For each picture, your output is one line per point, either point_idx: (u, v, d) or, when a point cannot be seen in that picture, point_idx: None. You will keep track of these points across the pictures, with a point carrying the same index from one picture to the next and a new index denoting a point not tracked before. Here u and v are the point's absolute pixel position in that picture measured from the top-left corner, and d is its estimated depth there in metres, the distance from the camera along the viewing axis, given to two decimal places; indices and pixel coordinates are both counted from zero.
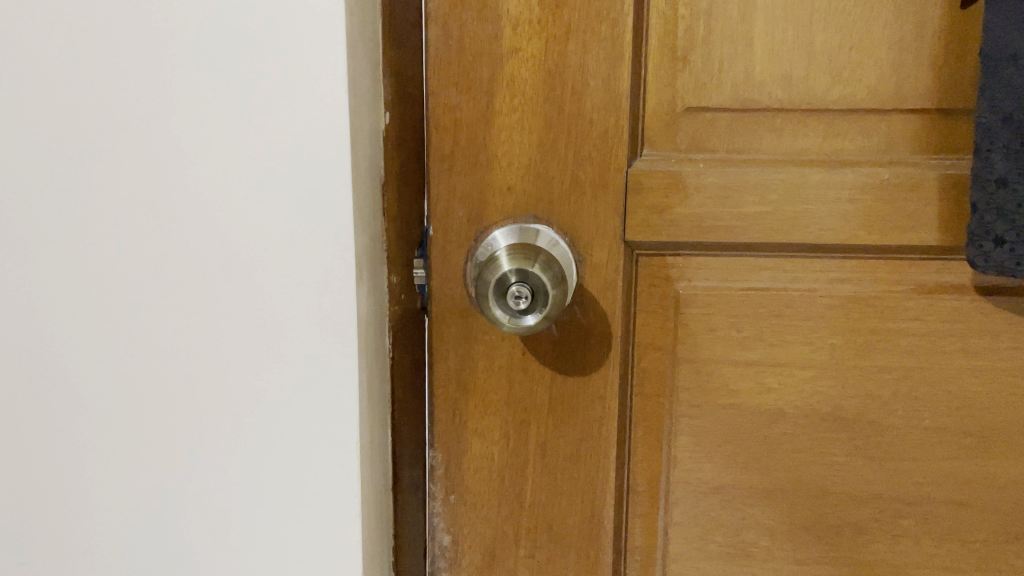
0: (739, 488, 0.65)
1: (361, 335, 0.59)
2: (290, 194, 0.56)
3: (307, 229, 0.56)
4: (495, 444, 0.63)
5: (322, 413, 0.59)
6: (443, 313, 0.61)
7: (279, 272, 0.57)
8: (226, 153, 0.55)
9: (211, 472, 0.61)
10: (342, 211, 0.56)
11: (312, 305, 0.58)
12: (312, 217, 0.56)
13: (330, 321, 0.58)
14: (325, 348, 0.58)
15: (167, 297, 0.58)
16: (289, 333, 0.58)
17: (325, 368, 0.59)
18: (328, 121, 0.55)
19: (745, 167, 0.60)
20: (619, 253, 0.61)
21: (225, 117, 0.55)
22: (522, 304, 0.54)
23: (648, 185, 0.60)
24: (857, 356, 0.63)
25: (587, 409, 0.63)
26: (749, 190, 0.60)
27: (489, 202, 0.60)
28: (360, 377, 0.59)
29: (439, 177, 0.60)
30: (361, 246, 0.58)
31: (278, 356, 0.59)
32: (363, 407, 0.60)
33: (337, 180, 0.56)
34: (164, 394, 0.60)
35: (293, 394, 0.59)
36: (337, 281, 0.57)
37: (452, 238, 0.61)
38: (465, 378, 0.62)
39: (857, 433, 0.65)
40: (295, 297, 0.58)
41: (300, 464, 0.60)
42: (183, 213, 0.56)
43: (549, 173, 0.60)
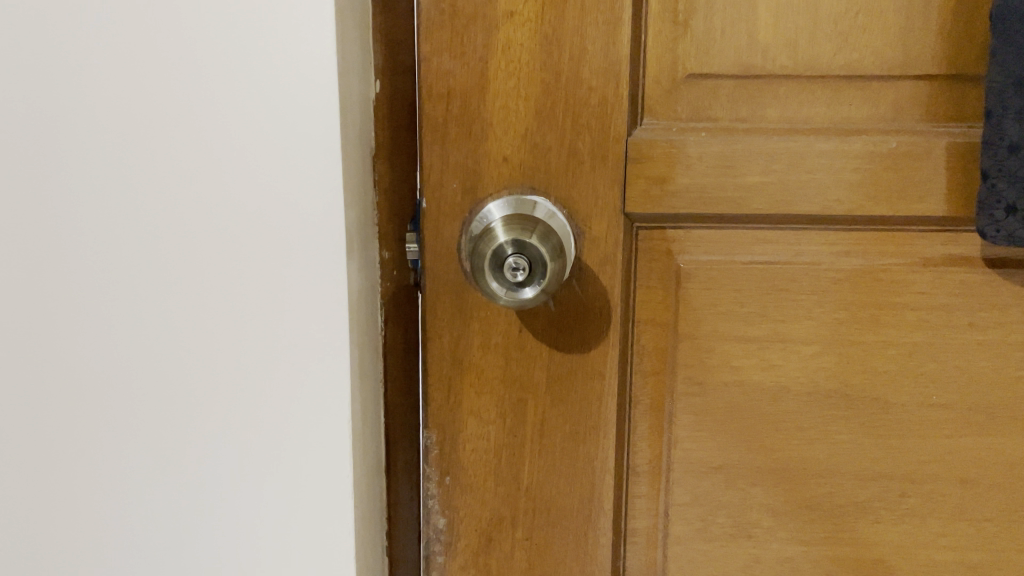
0: (741, 468, 0.64)
1: (352, 313, 0.57)
2: (278, 166, 0.53)
3: (297, 200, 0.54)
4: (491, 424, 0.61)
5: (314, 390, 0.57)
6: (437, 289, 0.59)
7: (268, 248, 0.55)
8: (211, 125, 0.53)
9: (203, 451, 0.59)
10: (331, 184, 0.54)
11: (303, 283, 0.56)
12: (300, 191, 0.54)
13: (320, 299, 0.56)
14: (315, 326, 0.56)
15: (154, 271, 0.56)
16: (279, 311, 0.56)
17: (316, 347, 0.57)
18: (316, 87, 0.52)
19: (750, 137, 0.58)
20: (619, 226, 0.59)
21: (211, 82, 0.52)
22: (520, 276, 0.52)
23: (649, 155, 0.58)
24: (863, 332, 0.62)
25: (587, 387, 0.61)
26: (754, 160, 0.58)
27: (484, 173, 0.58)
28: (352, 354, 0.57)
29: (433, 148, 0.57)
30: (351, 220, 0.56)
31: (269, 334, 0.56)
32: (355, 384, 0.58)
33: (326, 152, 0.53)
34: (152, 377, 0.58)
35: (283, 375, 0.57)
36: (327, 257, 0.55)
37: (446, 211, 0.58)
38: (460, 356, 0.60)
39: (863, 411, 0.63)
40: (284, 274, 0.55)
41: (293, 442, 0.58)
42: (169, 183, 0.54)
43: (546, 142, 0.57)
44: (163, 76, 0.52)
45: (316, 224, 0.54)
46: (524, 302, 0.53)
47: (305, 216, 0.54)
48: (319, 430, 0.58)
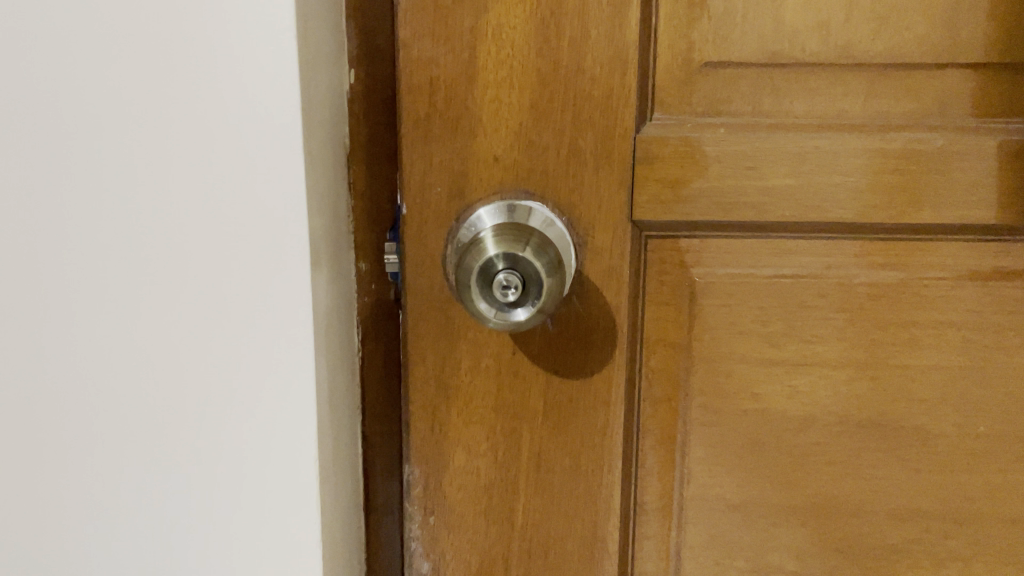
0: (762, 505, 0.57)
1: (320, 341, 0.49)
2: (228, 169, 0.45)
3: (252, 203, 0.45)
4: (481, 457, 0.54)
5: (275, 426, 0.49)
6: (419, 306, 0.52)
7: (219, 266, 0.47)
8: (151, 120, 0.44)
9: (151, 494, 0.51)
10: (290, 193, 0.45)
11: (260, 309, 0.47)
12: (255, 200, 0.45)
13: (281, 327, 0.47)
14: (276, 358, 0.48)
15: (92, 285, 0.47)
16: (235, 334, 0.48)
17: (278, 382, 0.48)
18: (273, 74, 0.44)
19: (776, 134, 0.51)
20: (625, 235, 0.52)
21: (151, 62, 0.44)
22: (511, 296, 0.45)
23: (661, 154, 0.51)
24: (900, 355, 0.55)
25: (589, 416, 0.54)
26: (780, 161, 0.51)
27: (473, 175, 0.51)
28: (319, 383, 0.49)
29: (414, 146, 0.50)
30: (318, 234, 0.48)
31: (225, 360, 0.48)
32: (322, 418, 0.50)
33: (285, 154, 0.45)
34: (91, 414, 0.50)
35: (240, 415, 0.49)
36: (288, 278, 0.47)
37: (429, 217, 0.51)
38: (446, 381, 0.53)
39: (899, 443, 0.56)
40: (238, 297, 0.47)
41: (251, 486, 0.50)
42: (107, 182, 0.46)
43: (543, 140, 0.50)
44: (96, 58, 0.44)
45: (274, 239, 0.46)
46: (518, 325, 0.47)
47: (261, 231, 0.46)
48: (284, 478, 0.50)
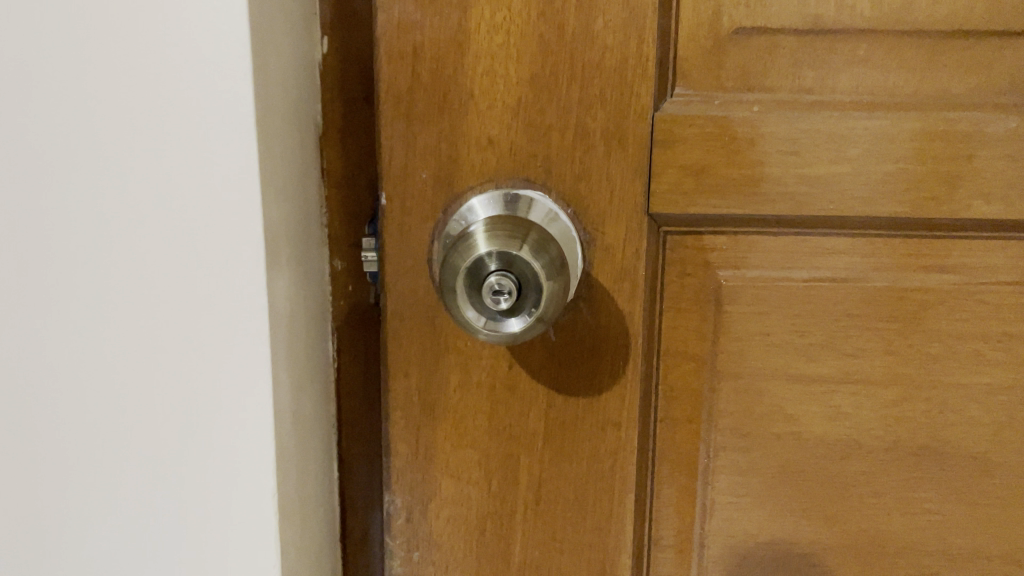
0: (796, 542, 0.50)
1: (281, 358, 0.41)
2: (166, 152, 0.37)
3: (195, 188, 0.37)
4: (473, 485, 0.47)
5: (226, 457, 0.41)
6: (400, 312, 0.45)
7: (158, 269, 0.38)
8: (76, 90, 0.36)
9: (82, 532, 0.42)
10: (241, 182, 0.37)
11: (209, 321, 0.39)
12: (199, 189, 0.37)
13: (233, 343, 0.39)
14: (228, 380, 0.40)
15: (10, 285, 0.39)
16: (177, 346, 0.39)
17: (230, 410, 0.40)
18: (214, 29, 0.35)
19: (819, 112, 0.43)
20: (641, 232, 0.44)
21: (71, 11, 0.35)
22: (504, 304, 0.38)
23: (683, 137, 0.43)
24: (959, 372, 0.47)
25: (598, 440, 0.47)
26: (824, 144, 0.44)
27: (462, 160, 0.44)
28: (279, 403, 0.41)
29: (396, 125, 0.43)
30: (278, 228, 0.40)
31: (166, 377, 0.40)
32: (284, 445, 0.42)
33: (235, 135, 0.37)
34: (13, 438, 0.41)
35: (187, 447, 0.41)
36: (240, 284, 0.39)
37: (413, 209, 0.44)
38: (432, 398, 0.46)
39: (954, 473, 0.49)
40: (181, 307, 0.39)
41: (199, 526, 0.42)
42: (24, 160, 0.37)
43: (546, 119, 0.43)
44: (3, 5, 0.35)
45: (224, 238, 0.38)
46: (511, 337, 0.40)
47: (209, 226, 0.38)
48: (239, 522, 0.42)
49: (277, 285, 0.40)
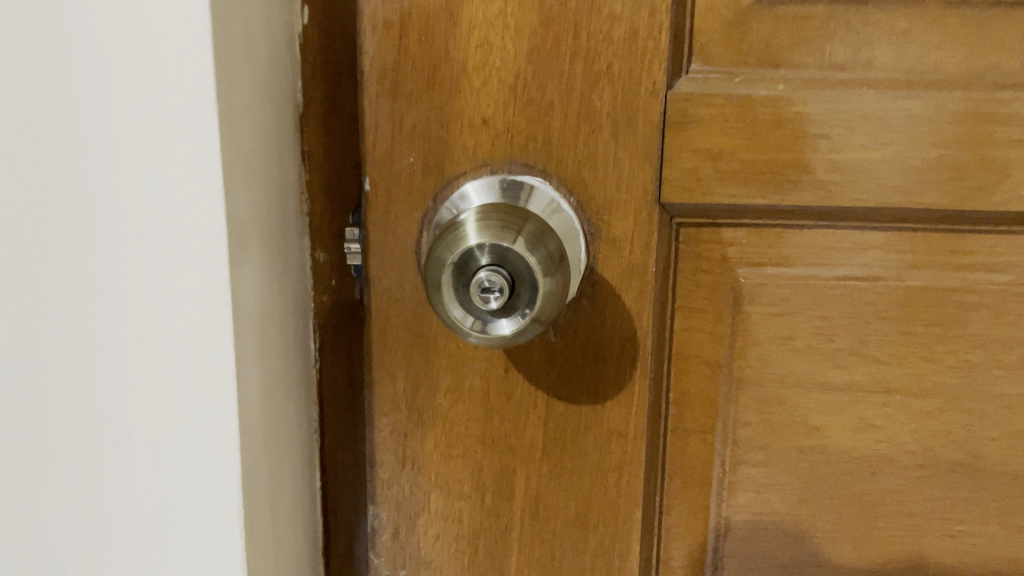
0: (818, 565, 0.45)
1: (249, 363, 0.36)
2: (118, 127, 0.32)
3: (149, 165, 0.33)
4: (463, 500, 0.43)
5: (185, 471, 0.36)
6: (385, 309, 0.41)
7: (111, 260, 0.34)
8: (20, 55, 0.32)
9: (28, 552, 0.38)
10: (201, 163, 0.33)
11: (166, 319, 0.34)
12: (155, 171, 0.33)
13: (192, 347, 0.35)
14: (188, 389, 0.35)
15: None
16: (130, 346, 0.35)
17: (190, 422, 0.35)
18: None
19: (856, 91, 0.39)
20: (652, 223, 0.40)
21: None
22: (494, 303, 0.34)
23: (698, 118, 0.39)
24: (1003, 383, 0.43)
25: (601, 452, 0.42)
26: (859, 127, 0.39)
27: (454, 142, 0.39)
28: (247, 411, 0.36)
29: (380, 103, 0.39)
30: (245, 217, 0.35)
31: (120, 379, 0.35)
32: (253, 458, 0.37)
33: (193, 108, 0.32)
34: None
35: (144, 463, 0.36)
36: (201, 280, 0.34)
37: (399, 196, 0.40)
38: (420, 404, 0.42)
39: (995, 493, 0.44)
40: (136, 305, 0.34)
41: (157, 548, 0.37)
42: None
43: (547, 97, 0.38)
44: None
45: (182, 227, 0.33)
46: (500, 340, 0.35)
47: (166, 213, 0.33)
48: (201, 549, 0.37)
49: (244, 279, 0.35)
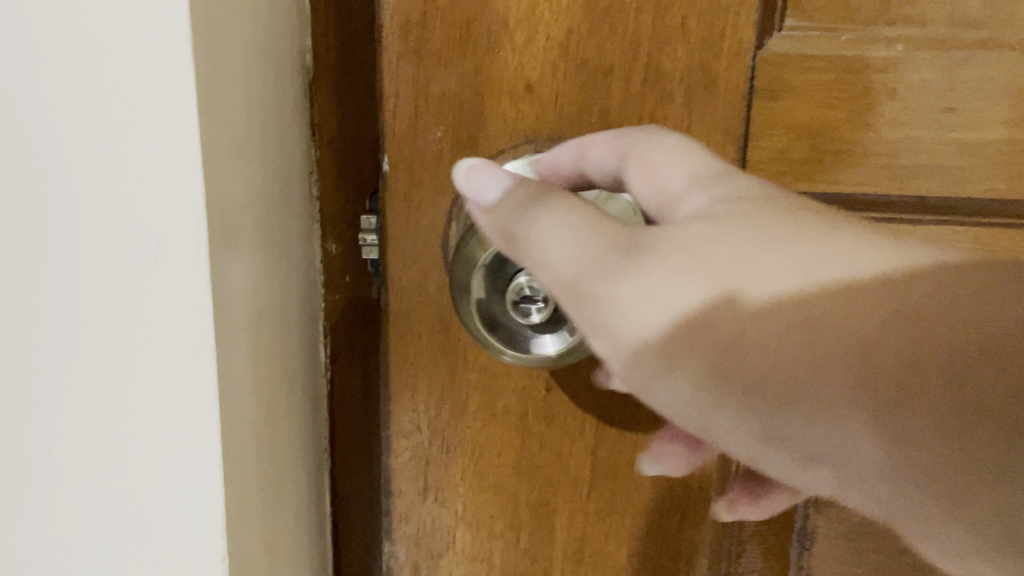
0: None
1: (239, 402, 0.28)
2: (54, 95, 0.23)
3: (96, 125, 0.23)
4: (495, 539, 0.36)
5: (153, 534, 0.27)
6: (407, 314, 0.34)
7: (49, 280, 0.25)
8: None
9: None
10: (173, 147, 0.23)
11: (125, 335, 0.25)
12: (109, 157, 0.23)
13: (166, 394, 0.26)
14: (162, 450, 0.26)
15: None
16: (77, 371, 0.26)
17: (165, 493, 0.27)
18: None
19: (670, 259, 0.22)
20: None
21: None
22: (535, 317, 0.28)
23: (794, 85, 0.31)
24: None
25: (660, 487, 0.36)
26: (674, 296, 0.22)
27: (491, 114, 0.32)
28: (236, 456, 0.28)
29: (403, 65, 0.32)
30: (231, 210, 0.27)
31: (61, 415, 0.26)
32: (244, 513, 0.29)
33: (160, 52, 0.23)
34: None
35: (100, 533, 0.27)
36: (177, 306, 0.25)
37: (424, 179, 0.33)
38: (446, 427, 0.35)
39: None
40: (86, 337, 0.25)
41: None
42: None
43: (608, 59, 0.31)
44: None
45: (150, 234, 0.24)
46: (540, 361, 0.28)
47: (122, 193, 0.24)
48: None
49: (235, 290, 0.27)
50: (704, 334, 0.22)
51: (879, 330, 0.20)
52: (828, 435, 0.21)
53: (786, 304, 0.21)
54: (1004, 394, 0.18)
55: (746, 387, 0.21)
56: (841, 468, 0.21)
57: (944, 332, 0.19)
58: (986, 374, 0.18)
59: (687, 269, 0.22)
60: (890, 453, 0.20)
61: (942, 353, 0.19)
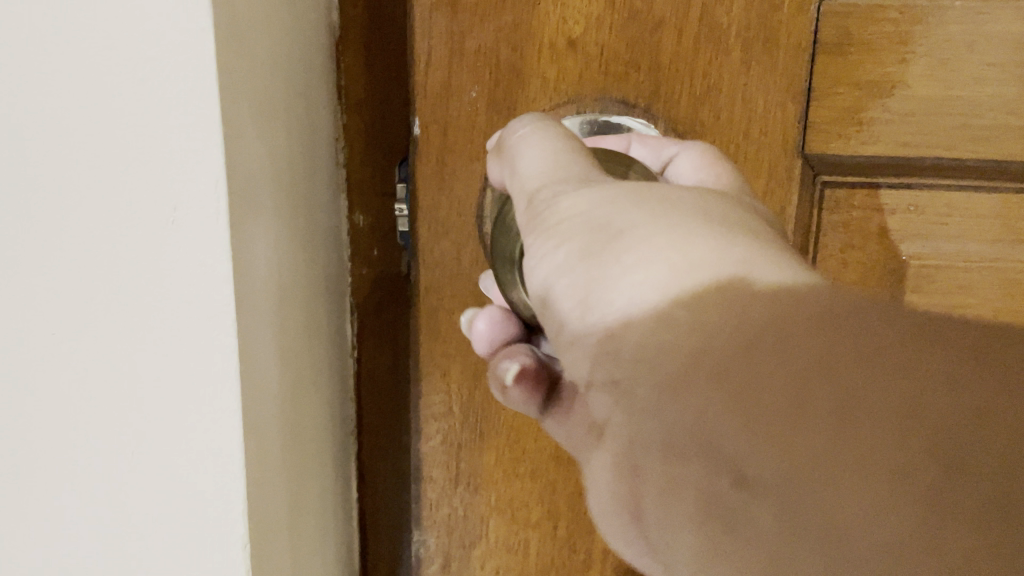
0: None
1: (260, 385, 0.26)
2: (61, 53, 0.21)
3: (102, 75, 0.21)
4: (531, 528, 0.34)
5: (167, 525, 0.25)
6: (440, 288, 0.32)
7: (58, 260, 0.23)
8: None
9: None
10: (189, 105, 0.21)
11: (137, 307, 0.23)
12: (120, 108, 0.21)
13: (184, 379, 0.24)
14: (182, 442, 0.24)
15: None
16: (82, 349, 0.23)
17: (180, 483, 0.25)
18: None
19: (623, 188, 0.21)
20: (792, 184, 0.30)
21: None
22: None
23: (865, 41, 0.28)
24: None
25: None
26: (593, 200, 0.20)
27: (530, 72, 0.30)
28: (256, 440, 0.26)
29: (436, 19, 0.29)
30: (253, 176, 0.25)
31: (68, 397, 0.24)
32: (265, 501, 0.27)
33: None
34: None
35: (109, 523, 0.25)
36: (195, 281, 0.23)
37: (457, 143, 0.31)
38: (479, 409, 0.33)
39: None
40: (99, 318, 0.23)
41: None
42: None
43: (658, 11, 0.29)
44: None
45: (165, 203, 0.22)
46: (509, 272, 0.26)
47: (132, 149, 0.22)
48: None
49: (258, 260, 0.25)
50: (588, 233, 0.20)
51: (769, 304, 0.16)
52: (617, 332, 0.18)
53: (678, 240, 0.18)
54: (843, 403, 0.14)
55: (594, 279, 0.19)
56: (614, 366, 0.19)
57: (852, 349, 0.15)
58: (861, 385, 0.14)
59: (623, 202, 0.20)
60: (665, 340, 0.17)
61: (826, 340, 0.15)
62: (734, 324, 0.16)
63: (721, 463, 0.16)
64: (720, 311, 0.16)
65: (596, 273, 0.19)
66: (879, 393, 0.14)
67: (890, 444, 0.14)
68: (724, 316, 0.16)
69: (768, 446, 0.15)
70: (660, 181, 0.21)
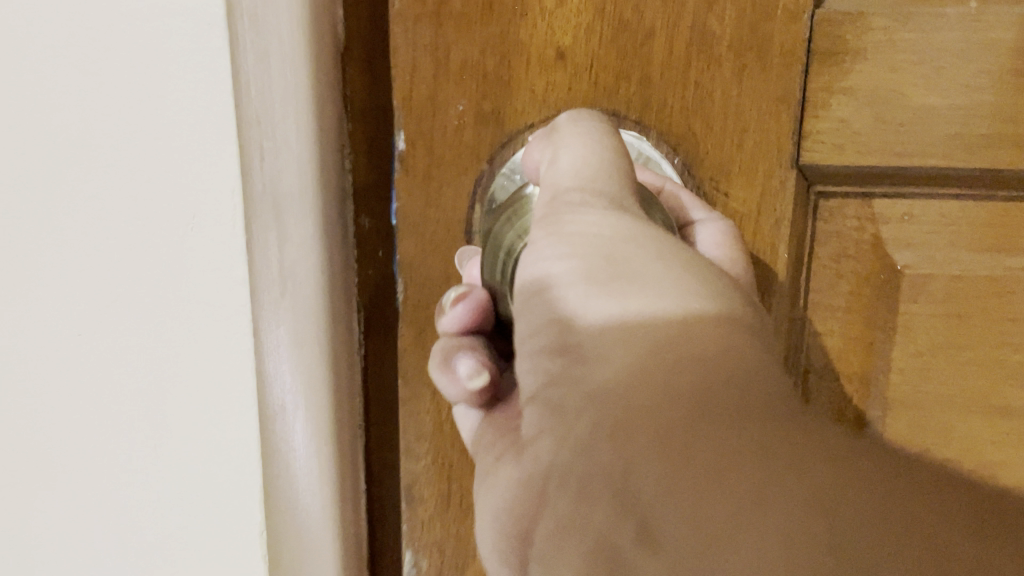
0: None
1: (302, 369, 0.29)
2: (128, 96, 0.25)
3: (183, 110, 0.25)
4: None
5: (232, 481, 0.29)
6: (429, 305, 0.32)
7: (121, 267, 0.27)
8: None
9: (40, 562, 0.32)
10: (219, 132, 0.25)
11: (206, 296, 0.27)
12: (199, 137, 0.25)
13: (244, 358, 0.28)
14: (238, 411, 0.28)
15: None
16: (160, 331, 0.27)
17: (236, 447, 0.29)
18: None
19: (651, 237, 0.23)
20: (788, 195, 0.29)
21: None
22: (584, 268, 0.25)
23: (860, 50, 0.28)
24: None
25: None
26: (623, 232, 0.23)
27: (518, 85, 0.29)
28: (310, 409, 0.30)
29: (420, 30, 0.28)
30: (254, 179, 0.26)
31: (145, 372, 0.28)
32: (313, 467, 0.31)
33: None
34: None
35: (179, 476, 0.29)
36: None
37: (444, 158, 0.30)
38: None
39: None
40: (173, 306, 0.27)
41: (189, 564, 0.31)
42: None
43: (649, 21, 0.28)
44: None
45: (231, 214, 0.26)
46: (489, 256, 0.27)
47: (209, 170, 0.25)
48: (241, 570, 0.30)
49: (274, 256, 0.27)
50: (602, 260, 0.23)
51: (738, 399, 0.18)
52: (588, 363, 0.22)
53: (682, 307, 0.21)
54: (741, 467, 0.17)
55: (600, 297, 0.22)
56: (581, 385, 0.22)
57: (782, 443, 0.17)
58: (767, 471, 0.16)
59: (640, 245, 0.23)
60: (639, 370, 0.20)
61: (774, 427, 0.18)
62: (700, 394, 0.19)
63: (631, 514, 0.19)
64: (690, 381, 0.19)
65: (591, 309, 0.22)
66: (789, 477, 0.16)
67: (768, 513, 0.16)
68: (693, 387, 0.19)
69: (670, 492, 0.18)
70: (675, 243, 0.24)
